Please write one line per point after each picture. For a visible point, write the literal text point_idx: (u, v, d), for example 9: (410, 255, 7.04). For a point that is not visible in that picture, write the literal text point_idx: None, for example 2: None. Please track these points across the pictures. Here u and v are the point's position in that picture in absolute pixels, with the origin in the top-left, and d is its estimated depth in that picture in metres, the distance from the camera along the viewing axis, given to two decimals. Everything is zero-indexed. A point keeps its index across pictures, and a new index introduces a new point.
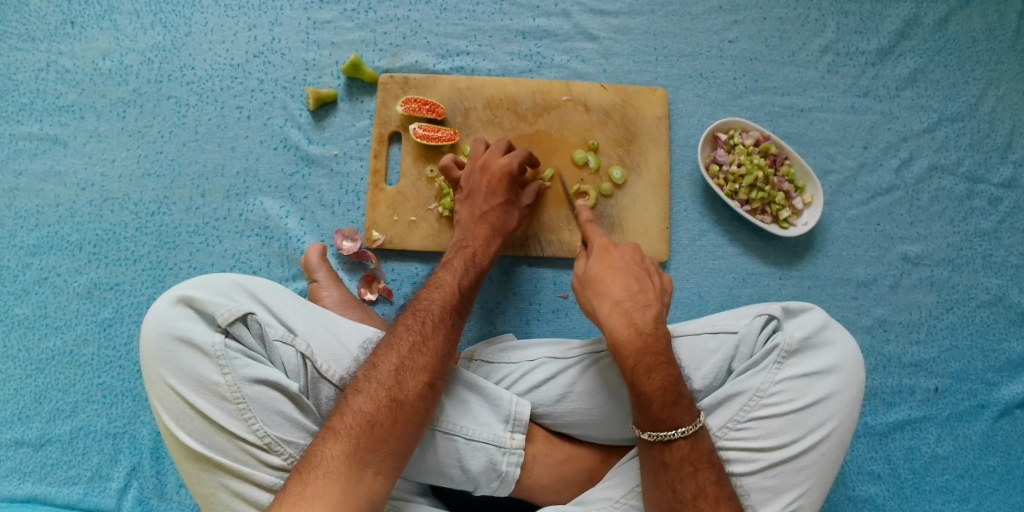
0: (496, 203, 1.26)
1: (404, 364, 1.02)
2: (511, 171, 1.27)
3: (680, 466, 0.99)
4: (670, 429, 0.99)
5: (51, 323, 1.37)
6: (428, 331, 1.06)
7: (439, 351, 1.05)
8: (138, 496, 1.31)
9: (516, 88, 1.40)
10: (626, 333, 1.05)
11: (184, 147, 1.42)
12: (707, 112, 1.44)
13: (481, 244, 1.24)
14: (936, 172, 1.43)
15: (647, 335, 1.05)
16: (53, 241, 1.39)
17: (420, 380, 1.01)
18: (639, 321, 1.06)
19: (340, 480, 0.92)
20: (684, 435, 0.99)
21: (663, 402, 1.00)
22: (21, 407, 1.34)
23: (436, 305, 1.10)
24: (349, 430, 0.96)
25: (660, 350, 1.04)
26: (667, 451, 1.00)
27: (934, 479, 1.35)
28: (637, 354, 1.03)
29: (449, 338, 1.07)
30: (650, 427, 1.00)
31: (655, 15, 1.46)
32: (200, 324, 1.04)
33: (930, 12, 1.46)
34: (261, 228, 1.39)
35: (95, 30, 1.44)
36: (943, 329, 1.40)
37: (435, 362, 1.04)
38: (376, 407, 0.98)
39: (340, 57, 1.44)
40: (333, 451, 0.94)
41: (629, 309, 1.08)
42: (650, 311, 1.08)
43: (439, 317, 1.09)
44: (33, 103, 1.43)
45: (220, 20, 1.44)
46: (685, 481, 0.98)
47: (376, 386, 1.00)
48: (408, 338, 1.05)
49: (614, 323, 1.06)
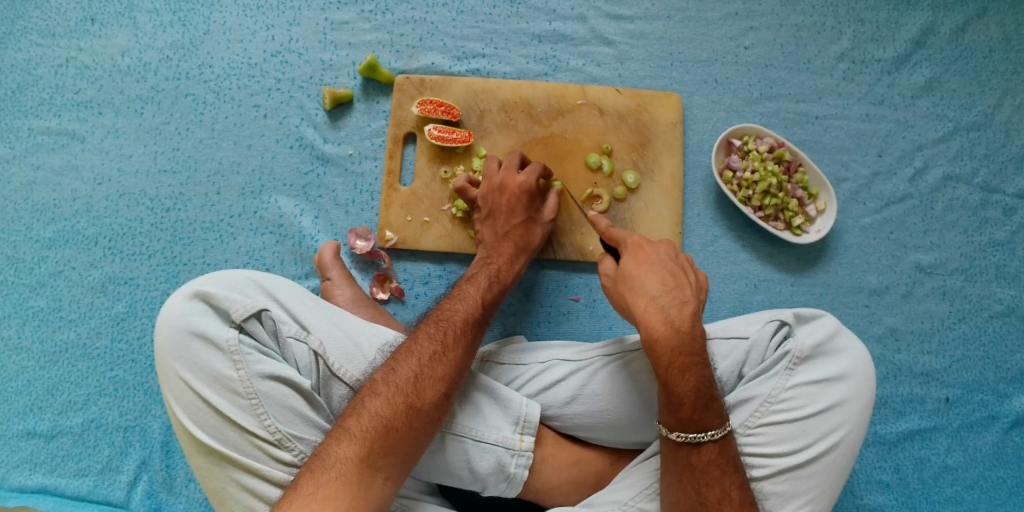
0: (517, 221, 1.27)
1: (423, 371, 1.03)
2: (530, 189, 1.27)
3: (706, 469, 1.00)
4: (699, 432, 1.00)
5: (65, 316, 1.38)
6: (449, 343, 1.07)
7: (457, 362, 1.06)
8: (148, 489, 1.32)
9: (531, 91, 1.41)
10: (662, 331, 1.03)
11: (201, 144, 1.43)
12: (721, 118, 1.44)
13: (506, 261, 1.24)
14: (951, 182, 1.43)
15: (683, 332, 1.03)
16: (69, 235, 1.40)
17: (438, 389, 1.02)
18: (675, 319, 1.04)
19: (353, 483, 0.92)
20: (713, 438, 1.00)
21: (696, 404, 1.00)
22: (34, 399, 1.35)
23: (458, 317, 1.11)
24: (364, 433, 0.96)
25: (695, 350, 1.03)
26: (695, 454, 1.00)
27: (943, 490, 1.35)
28: (672, 353, 1.02)
29: (469, 351, 1.08)
30: (680, 428, 1.00)
31: (670, 21, 1.46)
32: (215, 320, 1.05)
33: (946, 21, 1.46)
34: (276, 226, 1.40)
35: (114, 27, 1.46)
36: (955, 339, 1.39)
37: (454, 374, 1.05)
38: (393, 412, 0.98)
39: (357, 57, 1.45)
40: (348, 453, 0.94)
41: (665, 306, 1.05)
42: (686, 308, 1.06)
43: (461, 329, 1.09)
44: (53, 98, 1.44)
45: (238, 20, 1.46)
46: (711, 484, 0.99)
47: (394, 391, 1.00)
48: (429, 347, 1.05)
49: (650, 321, 1.04)
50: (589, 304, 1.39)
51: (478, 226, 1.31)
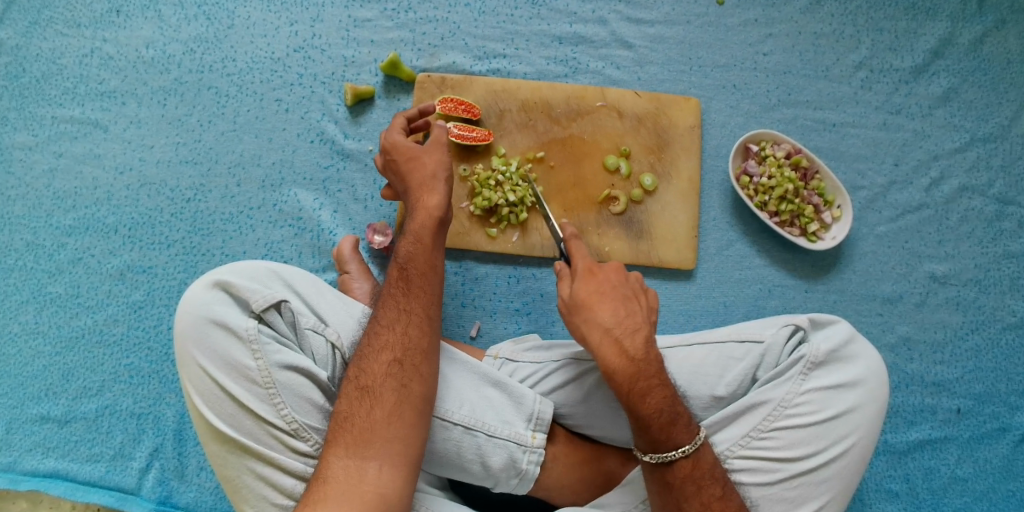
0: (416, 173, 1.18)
1: (364, 352, 1.03)
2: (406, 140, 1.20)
3: (683, 485, 1.01)
4: (670, 450, 1.01)
5: (83, 303, 1.39)
6: (380, 315, 1.06)
7: (391, 325, 1.04)
8: (160, 476, 1.33)
9: (551, 92, 1.42)
10: (618, 363, 1.03)
11: (222, 137, 1.44)
12: (738, 124, 1.45)
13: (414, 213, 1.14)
14: (966, 193, 1.43)
15: (638, 360, 1.03)
16: (89, 223, 1.42)
17: (382, 360, 1.02)
18: (629, 348, 1.04)
19: (340, 478, 0.93)
20: (684, 454, 1.01)
21: (661, 423, 1.01)
22: (49, 383, 1.36)
23: (388, 286, 1.09)
24: (335, 432, 0.98)
25: (652, 373, 1.03)
26: (670, 472, 1.01)
27: (951, 500, 1.35)
28: (629, 381, 1.02)
29: (400, 309, 1.06)
30: (651, 449, 1.02)
31: (690, 26, 1.47)
32: (235, 309, 1.06)
33: (965, 32, 1.47)
34: (294, 219, 1.41)
35: (139, 18, 1.48)
36: (968, 350, 1.40)
37: (399, 338, 1.03)
38: (349, 403, 0.99)
39: (379, 55, 1.46)
40: (327, 456, 0.96)
41: (618, 335, 1.04)
42: (639, 335, 1.05)
43: (389, 297, 1.08)
44: (77, 87, 1.46)
45: (263, 15, 1.47)
46: (689, 499, 1.00)
47: (347, 385, 1.02)
48: (366, 332, 1.06)
49: (605, 353, 1.04)
50: None
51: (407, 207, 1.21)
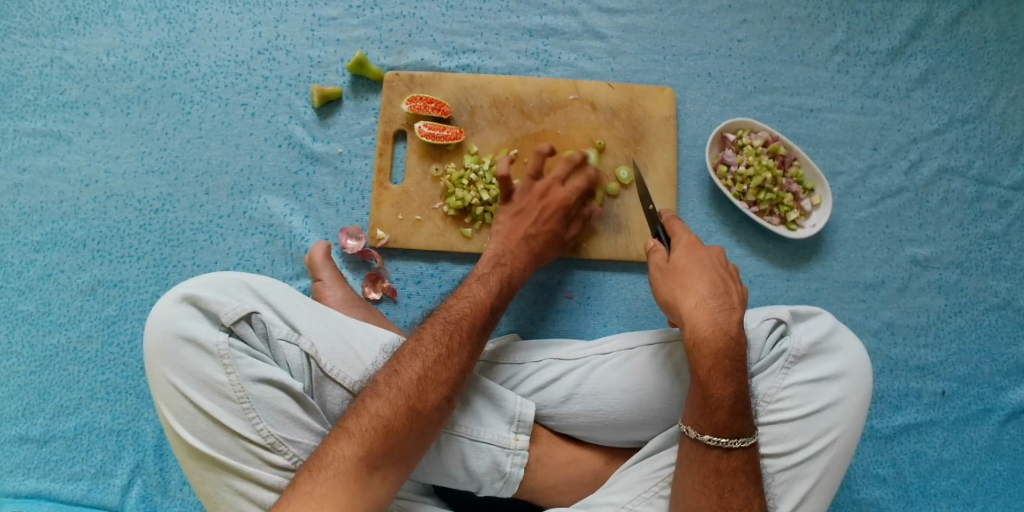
0: (546, 229, 1.27)
1: (426, 375, 1.01)
2: (568, 204, 1.28)
3: (733, 473, 1.00)
4: (732, 437, 0.99)
5: (54, 320, 1.37)
6: (455, 347, 1.06)
7: (461, 368, 1.05)
8: (142, 493, 1.31)
9: (523, 87, 1.39)
10: (709, 333, 1.01)
11: (188, 144, 1.41)
12: (715, 112, 1.42)
13: (519, 267, 1.23)
14: (946, 175, 1.41)
15: (730, 337, 1.01)
16: (56, 238, 1.39)
17: (441, 392, 1.01)
18: (723, 322, 1.02)
19: (351, 481, 0.91)
20: (744, 446, 0.99)
21: (732, 409, 0.99)
22: (25, 404, 1.34)
23: (467, 321, 1.10)
24: (363, 433, 0.95)
25: (739, 356, 1.02)
26: (724, 458, 0.99)
27: (939, 483, 1.34)
28: (715, 356, 1.00)
29: (473, 356, 1.07)
30: (712, 431, 0.99)
31: (663, 14, 1.44)
32: (204, 324, 1.04)
33: (941, 12, 1.45)
34: (266, 226, 1.38)
35: (99, 25, 1.44)
36: (951, 332, 1.39)
37: (458, 378, 1.04)
38: (393, 413, 0.97)
39: (346, 54, 1.43)
40: (346, 452, 0.93)
41: (714, 307, 1.03)
42: (734, 314, 1.04)
43: (468, 333, 1.08)
44: (38, 98, 1.42)
45: (225, 17, 1.44)
46: (735, 489, 0.99)
47: (396, 393, 0.99)
48: (433, 351, 1.04)
49: (697, 320, 1.03)
50: (583, 302, 1.38)
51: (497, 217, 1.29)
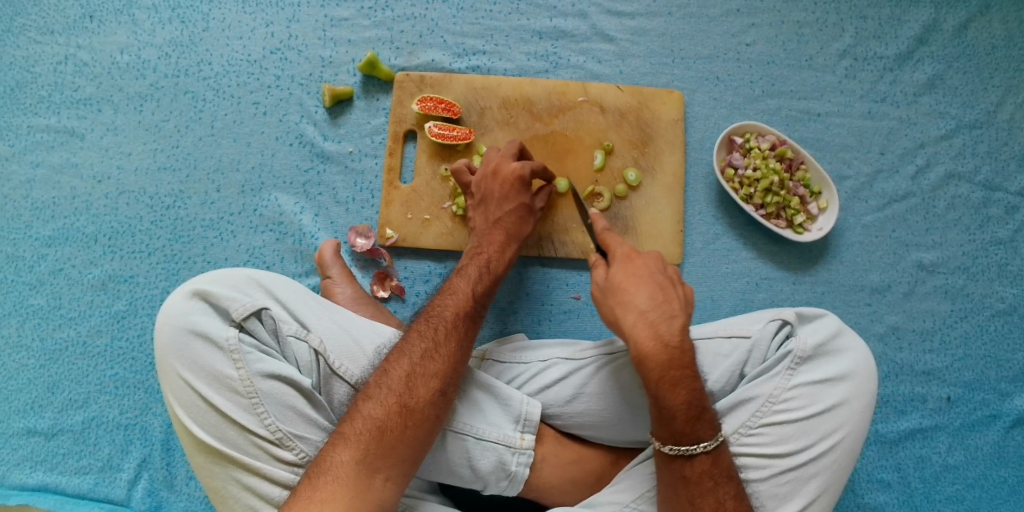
0: (511, 207, 1.26)
1: (414, 370, 1.02)
2: (524, 176, 1.25)
3: (700, 480, 1.00)
4: (692, 444, 1.00)
5: (66, 314, 1.38)
6: (441, 339, 1.06)
7: (451, 356, 1.05)
8: (148, 487, 1.32)
9: (532, 88, 1.40)
10: (652, 347, 1.02)
11: (200, 142, 1.42)
12: (723, 115, 1.43)
13: (497, 249, 1.23)
14: (953, 180, 1.42)
15: (673, 347, 1.02)
16: (68, 233, 1.40)
17: (432, 386, 1.02)
18: (664, 333, 1.03)
19: (350, 483, 0.92)
20: (705, 450, 1.00)
21: (687, 416, 1.00)
22: (34, 397, 1.35)
23: (449, 312, 1.10)
24: (359, 436, 0.96)
25: (686, 363, 1.03)
26: (688, 466, 1.00)
27: (943, 489, 1.34)
28: (662, 368, 1.01)
29: (462, 345, 1.07)
30: (671, 441, 1.00)
31: (672, 17, 1.46)
32: (215, 319, 1.05)
33: (949, 18, 1.45)
34: (275, 224, 1.39)
35: (113, 24, 1.45)
36: (957, 337, 1.39)
37: (447, 371, 1.04)
38: (385, 413, 0.98)
39: (357, 54, 1.44)
40: (343, 457, 0.94)
41: (654, 320, 1.04)
42: (675, 322, 1.05)
43: (452, 324, 1.08)
44: (52, 95, 1.43)
45: (238, 16, 1.45)
46: (705, 495, 0.99)
47: (387, 393, 1.00)
48: (420, 346, 1.05)
49: (639, 336, 1.03)
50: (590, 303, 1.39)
51: (471, 213, 1.30)
